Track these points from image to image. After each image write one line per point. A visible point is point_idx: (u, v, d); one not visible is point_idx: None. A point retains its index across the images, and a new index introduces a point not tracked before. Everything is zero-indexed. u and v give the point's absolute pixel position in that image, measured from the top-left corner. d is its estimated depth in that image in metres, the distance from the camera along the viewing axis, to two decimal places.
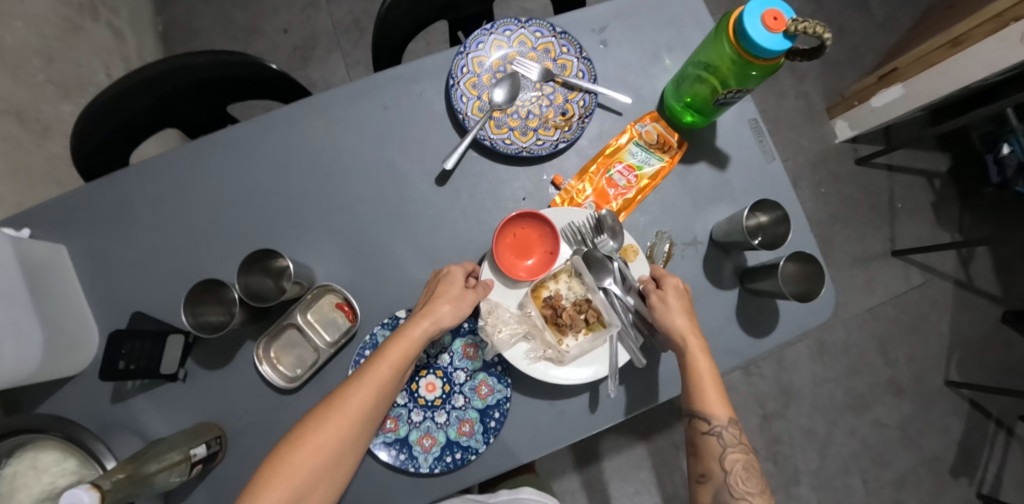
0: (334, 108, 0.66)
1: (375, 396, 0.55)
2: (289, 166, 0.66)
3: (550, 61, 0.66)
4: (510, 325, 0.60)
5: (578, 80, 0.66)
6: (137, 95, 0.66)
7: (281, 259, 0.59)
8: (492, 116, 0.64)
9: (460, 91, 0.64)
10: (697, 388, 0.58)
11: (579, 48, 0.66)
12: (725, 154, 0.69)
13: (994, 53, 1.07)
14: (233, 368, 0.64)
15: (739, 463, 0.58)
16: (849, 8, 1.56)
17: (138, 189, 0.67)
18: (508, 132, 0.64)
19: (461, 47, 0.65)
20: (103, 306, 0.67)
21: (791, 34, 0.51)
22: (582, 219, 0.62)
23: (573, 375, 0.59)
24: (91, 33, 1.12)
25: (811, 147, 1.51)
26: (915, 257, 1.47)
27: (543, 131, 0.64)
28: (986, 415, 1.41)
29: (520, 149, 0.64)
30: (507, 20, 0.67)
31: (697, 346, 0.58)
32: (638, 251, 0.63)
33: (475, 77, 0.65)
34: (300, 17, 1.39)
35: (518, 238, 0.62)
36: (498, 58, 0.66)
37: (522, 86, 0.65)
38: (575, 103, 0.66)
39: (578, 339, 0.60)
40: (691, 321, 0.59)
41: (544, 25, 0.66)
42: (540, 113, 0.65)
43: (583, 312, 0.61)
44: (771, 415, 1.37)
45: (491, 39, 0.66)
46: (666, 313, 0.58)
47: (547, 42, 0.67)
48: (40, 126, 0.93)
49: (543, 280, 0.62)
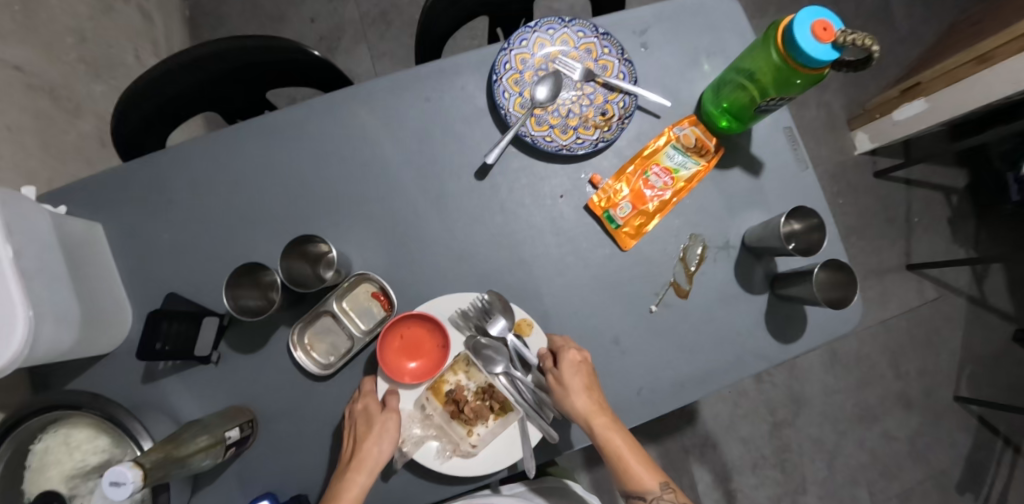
0: (375, 99, 0.66)
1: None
2: (328, 153, 0.66)
3: (592, 61, 0.67)
4: (414, 429, 0.60)
5: (619, 80, 0.66)
6: (179, 76, 0.66)
7: (322, 245, 0.59)
8: (534, 113, 0.64)
9: (502, 87, 0.65)
10: (621, 468, 0.58)
11: (621, 50, 0.67)
12: (760, 160, 0.70)
13: (1020, 71, 1.08)
14: (264, 354, 0.65)
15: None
16: (873, 21, 1.57)
17: (175, 170, 0.67)
18: (549, 130, 0.64)
19: (505, 43, 0.65)
20: (137, 286, 0.68)
21: (839, 45, 0.52)
22: (469, 303, 0.61)
23: (487, 464, 0.59)
24: (121, 14, 1.13)
25: (830, 157, 1.51)
26: (929, 272, 1.47)
27: (583, 130, 0.65)
28: (994, 432, 1.42)
29: (560, 147, 0.64)
30: (550, 19, 0.67)
31: (605, 424, 0.57)
32: (533, 323, 0.62)
33: (518, 74, 0.65)
34: (328, 7, 1.39)
35: (407, 338, 0.61)
36: (540, 56, 0.67)
37: (564, 85, 0.66)
38: (615, 104, 0.66)
39: (488, 426, 0.60)
40: (595, 398, 0.58)
41: (587, 25, 0.67)
42: (580, 112, 0.65)
43: (488, 399, 0.61)
44: (781, 423, 1.37)
45: (534, 37, 0.67)
46: (568, 398, 0.58)
47: (588, 42, 0.67)
48: (72, 105, 0.94)
49: (440, 376, 0.61)
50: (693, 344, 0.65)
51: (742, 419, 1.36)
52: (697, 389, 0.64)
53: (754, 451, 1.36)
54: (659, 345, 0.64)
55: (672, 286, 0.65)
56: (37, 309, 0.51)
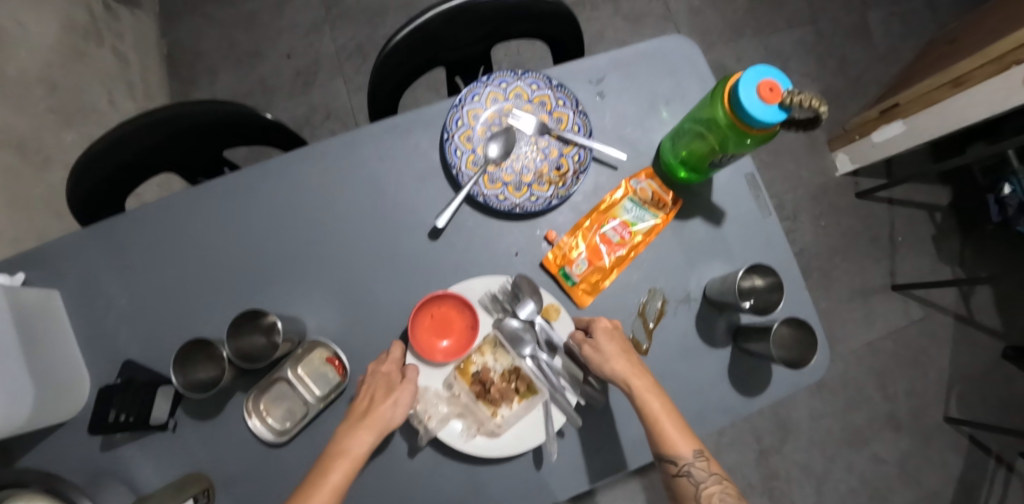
0: (329, 157, 0.66)
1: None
2: (281, 213, 0.65)
3: (546, 114, 0.66)
4: (440, 406, 0.57)
5: (574, 133, 0.66)
6: (135, 141, 0.66)
7: (270, 316, 0.58)
8: (486, 171, 0.64)
9: (454, 145, 0.64)
10: (656, 431, 0.52)
11: (574, 102, 0.66)
12: (721, 209, 0.69)
13: (996, 94, 1.07)
14: (222, 419, 0.64)
15: (717, 495, 0.52)
16: (851, 39, 1.56)
17: (131, 235, 0.67)
18: (502, 188, 0.64)
19: (456, 100, 0.65)
20: (92, 353, 0.67)
21: (786, 106, 0.51)
22: (499, 286, 0.60)
23: (511, 446, 0.57)
24: (95, 59, 1.13)
25: (812, 179, 1.50)
26: (915, 291, 1.46)
27: (537, 187, 0.64)
28: (985, 451, 1.40)
29: (513, 205, 0.64)
30: (503, 72, 0.67)
31: (644, 386, 0.54)
32: (560, 308, 0.61)
33: (469, 130, 0.65)
34: (304, 42, 1.40)
35: (437, 317, 0.60)
36: (493, 111, 0.66)
37: (517, 140, 0.66)
38: (570, 158, 0.66)
39: (512, 409, 0.57)
40: (633, 362, 0.56)
41: (540, 77, 0.67)
42: (534, 168, 0.65)
43: (513, 382, 0.58)
44: (768, 450, 1.36)
45: (486, 91, 0.66)
46: (605, 363, 0.55)
47: (542, 94, 0.67)
48: (41, 158, 0.93)
49: (466, 356, 0.59)
50: None
51: (728, 447, 1.35)
52: None
53: (741, 480, 1.34)
54: (619, 411, 0.61)
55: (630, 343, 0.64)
56: None
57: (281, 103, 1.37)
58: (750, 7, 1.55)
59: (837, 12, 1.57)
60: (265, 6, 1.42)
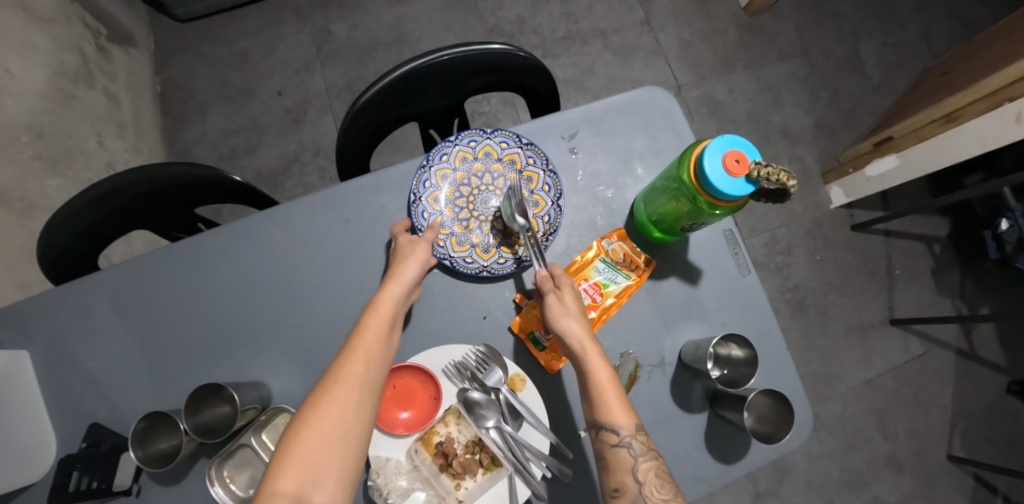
0: (296, 220, 0.66)
1: (374, 358, 0.50)
2: (249, 279, 0.65)
3: (515, 173, 0.66)
4: (400, 479, 0.55)
5: (544, 192, 0.65)
6: (106, 202, 0.66)
7: (228, 390, 0.55)
8: (455, 233, 0.64)
9: (421, 207, 0.64)
10: (597, 401, 0.49)
11: (544, 161, 0.66)
12: (698, 267, 0.67)
13: (989, 131, 1.06)
14: (184, 487, 0.62)
15: (653, 471, 0.48)
16: (843, 70, 1.55)
17: (100, 297, 0.66)
18: (469, 250, 0.63)
19: (424, 161, 0.65)
20: (57, 417, 0.65)
21: (753, 178, 0.50)
22: (464, 355, 0.59)
23: None
24: (85, 101, 1.15)
25: (806, 212, 1.47)
26: (914, 326, 1.42)
27: (505, 249, 0.64)
28: (992, 492, 1.35)
29: (481, 268, 0.63)
30: (472, 131, 0.67)
31: (595, 352, 0.51)
32: (526, 378, 0.59)
33: (437, 191, 0.65)
34: (295, 80, 1.42)
35: (399, 388, 0.60)
36: (462, 170, 0.66)
37: (487, 199, 0.65)
38: (541, 218, 0.65)
39: (475, 481, 0.56)
40: (589, 326, 0.53)
41: (510, 136, 0.66)
42: (503, 229, 0.64)
43: (477, 453, 0.57)
44: (764, 494, 1.31)
45: (455, 150, 0.66)
46: (563, 314, 0.53)
47: (512, 152, 0.66)
48: (24, 205, 0.93)
49: (429, 427, 0.58)
50: None
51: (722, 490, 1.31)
52: None
53: None
54: (584, 485, 0.60)
55: None
56: None
57: (271, 140, 1.38)
58: (739, 39, 1.55)
59: (829, 44, 1.57)
60: (258, 46, 1.45)
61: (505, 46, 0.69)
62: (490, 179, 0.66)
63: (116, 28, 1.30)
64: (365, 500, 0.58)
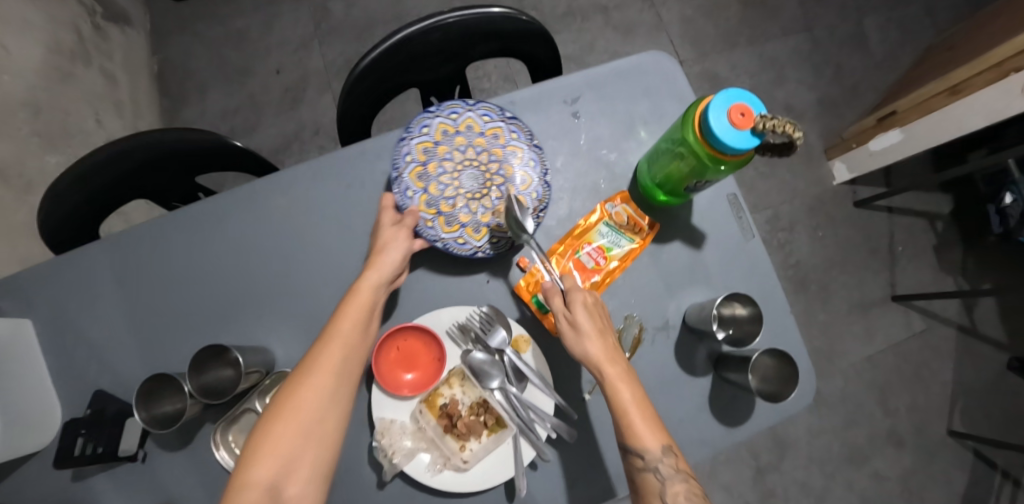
0: (296, 187, 0.65)
1: (349, 350, 0.52)
2: (251, 246, 0.65)
3: (500, 147, 0.65)
4: (405, 440, 0.55)
5: (529, 167, 0.64)
6: (105, 170, 0.65)
7: (232, 353, 0.55)
8: (442, 213, 0.62)
9: (405, 184, 0.62)
10: (622, 424, 0.49)
11: (528, 135, 0.65)
12: (701, 232, 0.67)
13: (995, 102, 1.05)
14: (191, 451, 0.62)
15: (682, 494, 0.48)
16: (847, 46, 1.54)
17: (102, 265, 0.66)
18: (459, 230, 0.62)
19: (405, 133, 0.64)
20: (62, 385, 0.65)
21: (759, 131, 0.49)
22: (468, 316, 0.59)
23: (478, 480, 0.55)
24: (82, 79, 1.14)
25: (808, 190, 1.46)
26: (916, 302, 1.42)
27: (494, 227, 0.62)
28: (991, 467, 1.36)
29: (475, 249, 0.62)
30: (454, 103, 0.66)
31: (618, 377, 0.50)
32: (529, 340, 0.59)
33: (420, 168, 0.63)
34: (293, 58, 1.40)
35: (403, 350, 0.59)
36: (445, 144, 0.65)
37: (472, 175, 0.64)
38: (529, 194, 0.63)
39: (480, 442, 0.56)
40: (611, 347, 0.52)
41: (492, 109, 0.66)
42: (492, 207, 0.63)
43: (482, 415, 0.57)
44: (765, 468, 1.32)
45: (436, 123, 0.65)
46: (581, 338, 0.52)
47: (494, 125, 0.66)
48: (24, 182, 0.92)
49: (433, 389, 0.57)
50: None
51: (724, 465, 1.32)
52: None
53: (738, 498, 1.30)
54: (587, 448, 0.60)
55: None
56: None
57: (270, 120, 1.37)
58: (742, 15, 1.53)
59: (833, 20, 1.55)
60: (255, 24, 1.43)
61: (506, 10, 0.68)
62: (473, 154, 0.65)
63: (112, 6, 1.28)
64: (370, 462, 0.58)
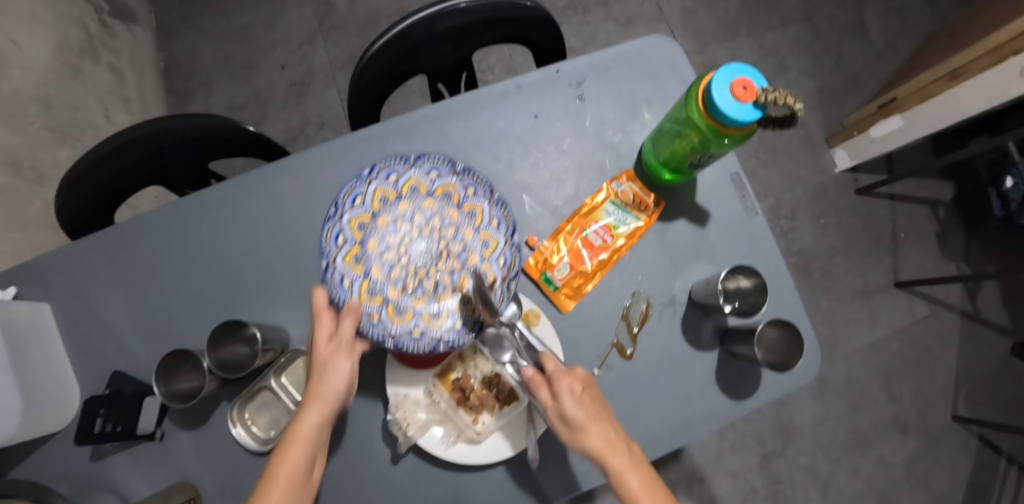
0: (308, 170, 0.66)
1: (301, 476, 0.45)
2: (265, 228, 0.66)
3: (454, 208, 0.57)
4: (419, 414, 0.57)
5: (491, 229, 0.57)
6: (120, 156, 0.66)
7: (251, 328, 0.57)
8: (389, 301, 0.53)
9: (339, 273, 0.53)
10: None
11: (487, 190, 0.58)
12: (706, 210, 0.68)
13: (995, 86, 1.05)
14: (207, 430, 0.63)
15: None
16: (847, 35, 1.55)
17: (118, 249, 0.67)
18: (413, 317, 0.53)
19: (332, 209, 0.55)
20: (81, 366, 0.66)
21: (761, 104, 0.51)
22: None
23: (490, 453, 0.57)
24: (90, 75, 1.15)
25: (810, 177, 1.47)
26: (919, 288, 1.43)
27: (457, 306, 0.54)
28: (996, 452, 1.37)
29: (436, 342, 0.52)
30: (391, 163, 0.58)
31: (623, 463, 0.46)
32: (540, 314, 0.60)
33: (356, 246, 0.55)
34: (297, 54, 1.42)
35: None
36: (385, 213, 0.57)
37: (422, 244, 0.56)
38: (494, 261, 0.55)
39: (492, 416, 0.57)
40: (609, 431, 0.47)
41: (440, 162, 0.59)
42: (451, 282, 0.55)
43: (494, 388, 0.57)
44: (771, 454, 1.33)
45: (372, 190, 0.57)
46: (579, 426, 0.47)
47: (445, 183, 0.58)
48: (36, 174, 0.94)
49: (446, 364, 0.58)
50: (643, 407, 0.62)
51: (730, 451, 1.32)
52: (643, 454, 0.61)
53: (744, 484, 1.31)
54: None
55: (614, 347, 0.63)
56: None
57: (276, 115, 1.38)
58: (742, 6, 1.54)
59: (833, 10, 1.56)
60: (260, 20, 1.44)
61: None
62: (422, 220, 0.57)
63: (118, 3, 1.30)
64: (386, 436, 0.60)
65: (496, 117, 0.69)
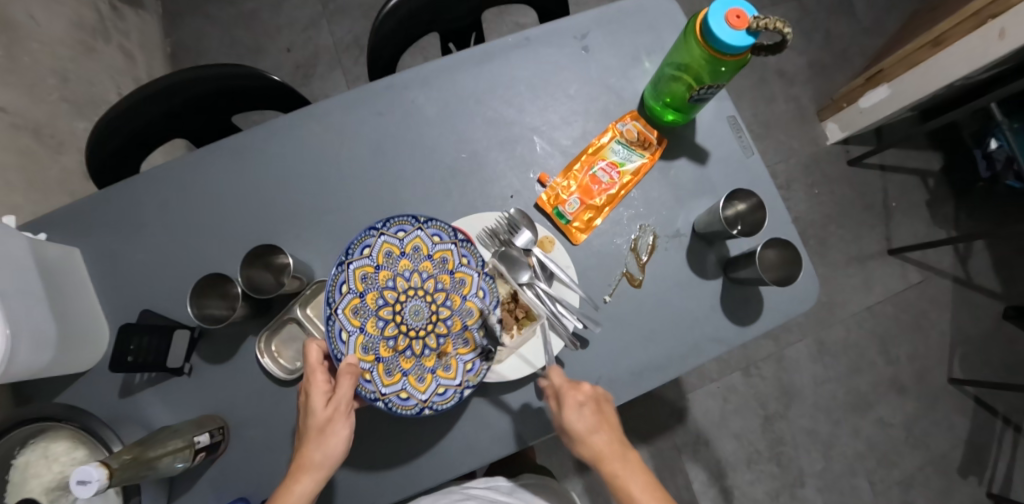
0: (329, 115, 0.70)
1: None
2: (288, 171, 0.69)
3: (447, 273, 0.64)
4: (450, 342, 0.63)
5: (477, 298, 0.64)
6: (151, 105, 0.70)
7: (283, 256, 0.61)
8: (382, 359, 0.59)
9: (338, 324, 0.57)
10: None
11: (480, 262, 0.63)
12: (706, 149, 0.72)
13: (975, 49, 1.09)
14: (235, 363, 0.66)
15: None
16: (835, 13, 1.60)
17: (146, 195, 0.70)
18: (401, 379, 0.59)
19: (343, 256, 0.59)
20: (111, 306, 0.69)
21: (753, 31, 0.54)
22: (495, 221, 0.64)
23: (510, 371, 0.60)
24: (104, 55, 1.18)
25: (803, 149, 1.52)
26: (912, 255, 1.47)
27: (440, 375, 0.60)
28: (992, 413, 1.40)
29: (420, 405, 0.58)
30: (402, 218, 0.62)
31: (620, 467, 0.55)
32: (554, 241, 0.66)
33: (357, 298, 0.60)
34: (302, 37, 1.46)
35: None
36: (387, 267, 0.63)
37: (417, 306, 0.63)
38: (475, 330, 0.63)
39: (512, 338, 0.62)
40: (608, 438, 0.56)
41: (443, 229, 0.62)
42: (436, 346, 0.62)
43: (514, 308, 0.63)
44: (773, 417, 1.36)
45: (379, 243, 0.62)
46: (583, 437, 0.55)
47: (444, 248, 0.63)
48: (55, 142, 0.97)
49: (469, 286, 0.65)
50: (651, 331, 0.65)
51: (733, 414, 1.35)
52: (655, 377, 0.64)
53: (748, 446, 1.34)
54: (610, 343, 0.64)
55: (624, 276, 0.66)
56: (14, 329, 0.52)
57: None
58: None
59: None
60: (264, 5, 1.48)
61: None
62: (418, 281, 0.64)
63: None
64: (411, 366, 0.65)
65: (508, 67, 0.72)
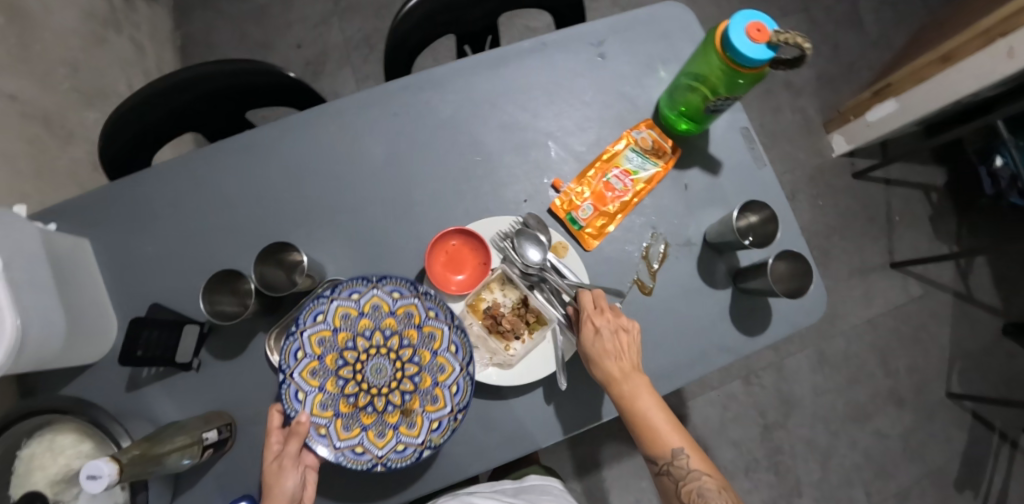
0: (344, 113, 0.70)
1: None
2: (302, 168, 0.69)
3: (415, 328, 0.61)
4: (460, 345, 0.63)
5: (449, 354, 0.60)
6: (164, 99, 0.70)
7: (296, 253, 0.61)
8: (339, 415, 0.58)
9: (293, 387, 0.57)
10: (642, 433, 0.57)
11: (449, 315, 0.60)
12: (718, 159, 0.72)
13: (983, 67, 1.09)
14: (243, 360, 0.66)
15: (694, 492, 0.55)
16: (843, 26, 1.61)
17: (157, 188, 0.70)
18: (359, 434, 0.58)
19: (293, 326, 0.58)
20: (120, 299, 0.68)
21: (773, 45, 0.54)
22: (509, 225, 0.65)
23: (524, 375, 0.61)
24: (114, 45, 1.18)
25: (808, 160, 1.53)
26: (913, 268, 1.48)
27: (402, 431, 0.58)
28: (989, 428, 1.41)
29: (374, 461, 0.57)
30: (353, 281, 0.61)
31: (631, 390, 0.56)
32: (568, 247, 0.66)
33: (314, 361, 0.59)
34: (313, 33, 1.46)
35: (451, 254, 0.66)
36: (345, 328, 0.61)
37: (381, 364, 0.61)
38: (447, 387, 0.59)
39: (523, 342, 0.62)
40: (623, 364, 0.57)
41: (402, 285, 0.61)
42: (400, 404, 0.59)
43: (524, 314, 0.63)
44: (772, 426, 1.37)
45: (333, 307, 0.60)
46: (597, 358, 0.57)
47: (407, 302, 0.61)
48: (65, 132, 0.97)
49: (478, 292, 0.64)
50: (661, 339, 0.65)
51: (732, 422, 1.36)
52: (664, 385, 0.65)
53: (746, 454, 1.35)
54: None
55: (635, 284, 0.67)
56: (23, 319, 0.51)
57: None
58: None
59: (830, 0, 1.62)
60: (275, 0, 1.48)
61: None
62: (381, 338, 0.61)
63: None
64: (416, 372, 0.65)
65: (522, 71, 0.72)
